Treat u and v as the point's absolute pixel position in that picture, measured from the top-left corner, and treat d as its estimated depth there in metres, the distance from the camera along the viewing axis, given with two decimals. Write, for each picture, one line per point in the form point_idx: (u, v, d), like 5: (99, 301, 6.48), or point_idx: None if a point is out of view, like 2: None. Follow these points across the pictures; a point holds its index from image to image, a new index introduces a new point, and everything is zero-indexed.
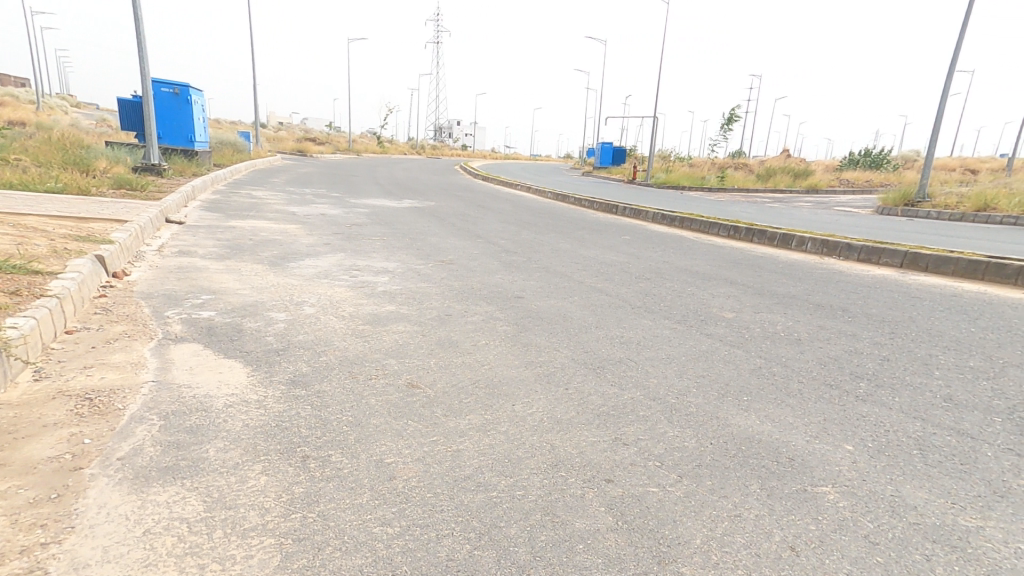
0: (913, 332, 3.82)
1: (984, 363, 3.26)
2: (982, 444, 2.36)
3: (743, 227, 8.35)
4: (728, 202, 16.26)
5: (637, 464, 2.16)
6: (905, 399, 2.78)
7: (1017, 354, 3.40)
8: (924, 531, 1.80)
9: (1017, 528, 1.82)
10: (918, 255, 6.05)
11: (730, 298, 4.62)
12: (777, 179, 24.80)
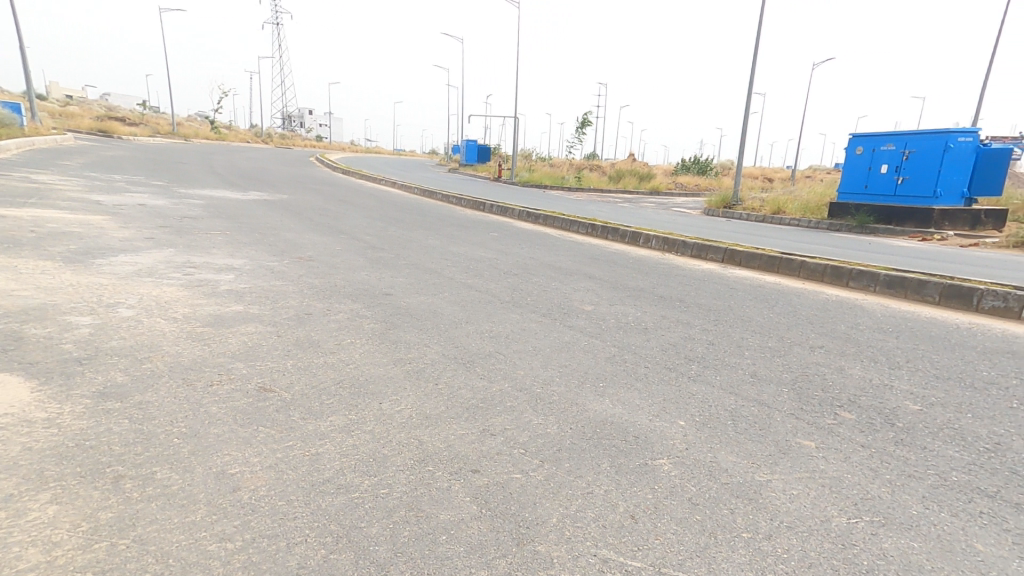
0: (733, 319, 4.42)
1: (781, 343, 3.88)
2: (774, 410, 2.82)
3: (599, 225, 9.00)
4: (585, 201, 17.42)
5: (503, 453, 2.22)
6: (724, 376, 3.22)
7: (802, 334, 4.11)
8: (733, 488, 2.10)
9: (793, 478, 2.21)
10: (735, 251, 6.97)
11: (589, 292, 4.94)
12: (626, 181, 27.18)
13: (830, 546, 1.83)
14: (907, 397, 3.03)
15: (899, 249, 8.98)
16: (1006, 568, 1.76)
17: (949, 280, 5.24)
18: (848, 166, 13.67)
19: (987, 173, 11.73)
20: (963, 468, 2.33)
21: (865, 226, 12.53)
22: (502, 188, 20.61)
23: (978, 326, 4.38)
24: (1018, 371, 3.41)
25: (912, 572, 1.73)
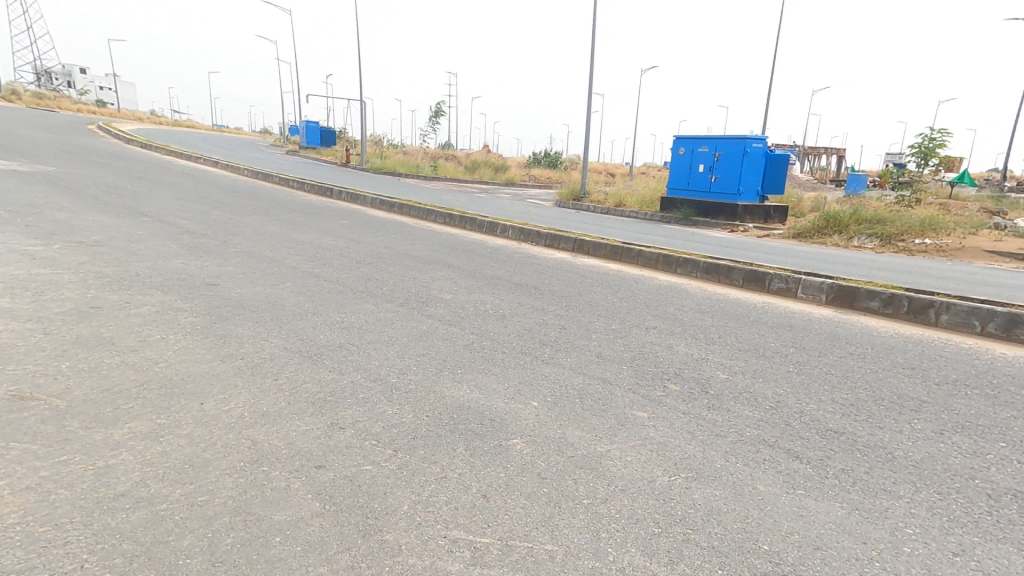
0: (581, 304, 4.76)
1: (622, 325, 4.27)
2: (614, 385, 3.12)
3: (457, 215, 9.06)
4: (443, 190, 17.40)
5: (353, 446, 2.17)
6: (573, 358, 3.46)
7: (638, 316, 4.57)
8: (576, 459, 2.29)
9: (627, 446, 2.47)
10: (583, 241, 7.48)
11: (448, 281, 4.97)
12: (482, 172, 27.76)
13: (653, 502, 2.08)
14: (718, 367, 3.54)
15: (714, 239, 10.34)
16: (780, 503, 2.16)
17: (750, 266, 6.16)
18: (675, 165, 15.33)
19: (773, 173, 13.87)
20: (755, 425, 2.79)
21: (688, 219, 14.27)
22: (354, 175, 19.70)
23: (769, 304, 5.23)
24: (798, 340, 4.15)
25: (713, 517, 2.04)
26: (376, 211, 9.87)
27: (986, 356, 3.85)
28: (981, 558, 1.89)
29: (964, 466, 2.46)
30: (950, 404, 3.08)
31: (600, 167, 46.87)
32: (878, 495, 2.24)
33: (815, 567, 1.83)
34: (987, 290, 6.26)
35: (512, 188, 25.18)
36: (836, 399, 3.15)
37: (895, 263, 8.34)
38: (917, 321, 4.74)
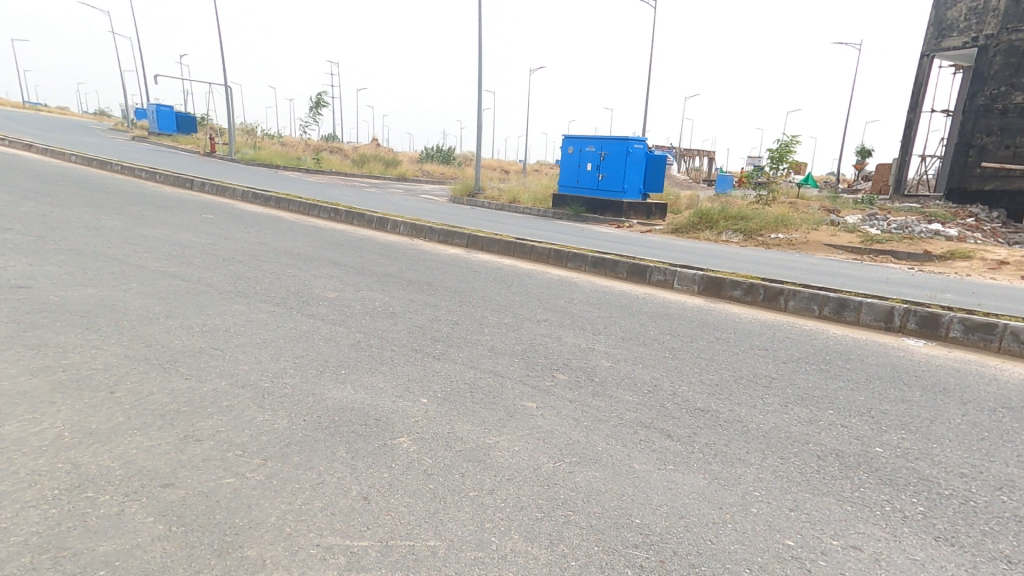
0: (474, 299, 4.79)
1: (515, 319, 4.36)
2: (505, 377, 3.19)
3: (343, 209, 8.71)
4: (328, 184, 16.63)
5: (211, 458, 2.02)
6: (466, 353, 3.48)
7: (530, 309, 4.69)
8: (463, 452, 2.31)
9: (515, 436, 2.53)
10: (477, 236, 7.54)
11: (333, 279, 4.76)
12: (372, 166, 27.00)
13: (537, 489, 2.15)
14: (603, 356, 3.74)
15: (602, 235, 10.88)
16: (653, 479, 2.34)
17: (633, 260, 6.57)
18: (565, 163, 15.95)
19: (653, 174, 14.76)
20: (633, 408, 2.99)
21: (578, 216, 14.92)
22: (226, 166, 18.17)
23: (650, 295, 5.61)
24: (673, 328, 4.50)
25: (593, 497, 2.15)
26: (250, 206, 9.18)
27: (823, 336, 4.44)
28: (813, 511, 2.18)
29: (804, 432, 2.82)
30: (794, 378, 3.52)
31: (493, 163, 47.43)
32: (734, 464, 2.50)
33: (680, 534, 2.00)
34: (826, 279, 7.20)
35: (403, 182, 24.71)
36: (704, 380, 3.47)
37: (756, 256, 9.33)
38: (770, 307, 5.33)
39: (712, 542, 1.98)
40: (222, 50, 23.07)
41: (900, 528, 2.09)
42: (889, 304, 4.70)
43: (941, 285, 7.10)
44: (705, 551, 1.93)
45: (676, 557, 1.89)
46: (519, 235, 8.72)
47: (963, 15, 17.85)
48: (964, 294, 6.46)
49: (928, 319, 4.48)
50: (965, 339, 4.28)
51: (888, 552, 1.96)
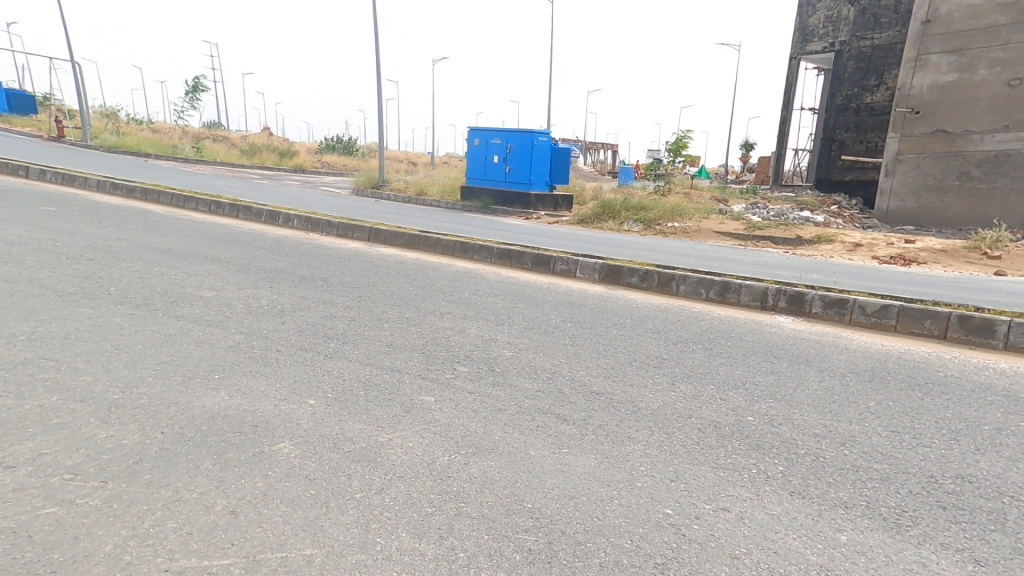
0: (373, 294, 4.65)
1: (417, 314, 4.28)
2: (403, 374, 3.12)
3: (226, 203, 8.15)
4: (211, 174, 15.42)
5: (28, 487, 1.84)
6: (361, 350, 3.36)
7: (434, 303, 4.62)
8: (352, 454, 2.23)
9: (410, 432, 2.49)
10: (380, 230, 7.34)
11: (210, 276, 4.43)
12: (263, 155, 25.49)
13: (429, 484, 2.12)
14: (505, 347, 3.75)
15: (510, 227, 11.01)
16: (546, 463, 2.35)
17: (537, 250, 6.69)
18: (472, 156, 15.96)
19: (559, 166, 15.22)
20: (533, 396, 2.99)
21: (488, 208, 15.00)
22: (89, 155, 16.31)
23: (553, 285, 5.75)
24: (575, 316, 4.63)
25: (486, 487, 2.15)
26: (109, 198, 8.31)
27: (708, 317, 4.77)
28: (690, 480, 2.24)
29: (687, 407, 2.90)
30: (682, 358, 3.68)
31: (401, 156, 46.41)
32: (623, 442, 2.53)
33: (567, 514, 2.01)
34: (714, 264, 7.75)
35: (299, 174, 23.53)
36: (600, 364, 3.56)
37: (654, 244, 9.86)
38: (664, 292, 5.65)
39: (598, 518, 2.00)
40: (63, 25, 20.38)
41: (762, 487, 2.18)
42: (764, 285, 5.13)
43: (811, 267, 7.88)
44: (591, 528, 1.94)
45: (563, 536, 1.89)
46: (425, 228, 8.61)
47: (822, 22, 19.88)
48: (827, 274, 7.20)
49: (796, 298, 4.92)
50: (826, 314, 4.75)
51: (751, 510, 2.04)
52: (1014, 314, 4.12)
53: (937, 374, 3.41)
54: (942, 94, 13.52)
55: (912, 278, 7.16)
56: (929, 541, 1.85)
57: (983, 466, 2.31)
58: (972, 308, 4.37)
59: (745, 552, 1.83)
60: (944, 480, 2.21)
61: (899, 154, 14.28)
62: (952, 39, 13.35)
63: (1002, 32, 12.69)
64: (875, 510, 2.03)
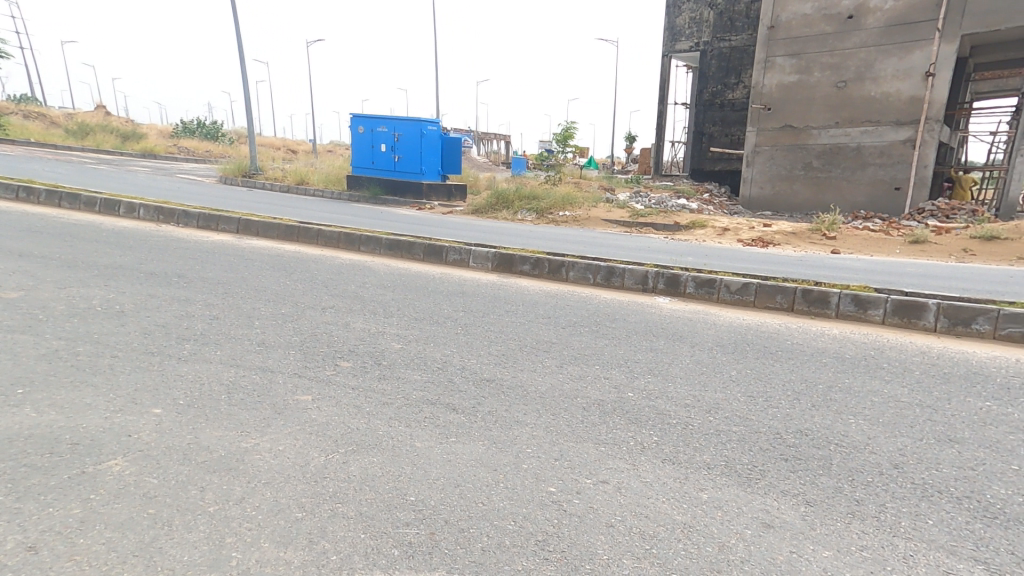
0: (242, 289, 4.32)
1: (294, 308, 4.04)
2: (277, 373, 2.93)
3: (40, 189, 7.26)
4: (35, 158, 13.41)
5: None
6: (225, 350, 3.10)
7: (315, 297, 4.38)
8: (208, 465, 2.06)
9: (281, 435, 2.32)
10: (249, 221, 6.83)
11: (20, 275, 3.90)
12: (99, 138, 22.61)
13: (302, 487, 2.00)
14: (393, 338, 3.60)
15: (402, 217, 10.72)
16: (431, 454, 2.28)
17: (428, 240, 6.56)
18: (357, 143, 15.22)
19: (450, 155, 15.04)
20: (421, 387, 2.89)
21: (376, 198, 14.54)
22: None
23: (445, 274, 5.67)
24: (466, 304, 4.57)
25: (366, 484, 2.06)
26: None
27: (594, 301, 4.96)
28: (574, 457, 2.28)
29: (574, 388, 2.96)
30: (570, 341, 3.75)
31: (282, 144, 43.41)
32: (511, 427, 2.51)
33: (451, 503, 1.97)
34: (601, 251, 8.10)
35: (150, 160, 21.27)
36: (492, 351, 3.49)
37: (547, 233, 10.12)
38: (555, 279, 5.80)
39: (483, 503, 1.97)
40: None
41: (639, 458, 2.29)
42: (645, 269, 5.43)
43: (688, 250, 8.51)
44: (475, 514, 1.92)
45: (446, 525, 1.85)
46: (308, 220, 8.12)
47: (687, 22, 21.22)
48: (701, 257, 7.80)
49: (673, 280, 5.27)
50: (698, 294, 5.14)
51: (627, 480, 2.13)
52: (847, 286, 4.71)
53: (787, 342, 3.82)
54: (788, 93, 15.18)
55: (769, 258, 8.01)
56: (773, 490, 2.06)
57: (818, 420, 2.61)
58: (815, 283, 4.93)
59: (620, 519, 1.90)
60: (787, 436, 2.47)
61: (756, 147, 15.87)
62: (792, 44, 14.99)
63: (829, 39, 14.47)
64: (732, 468, 2.21)
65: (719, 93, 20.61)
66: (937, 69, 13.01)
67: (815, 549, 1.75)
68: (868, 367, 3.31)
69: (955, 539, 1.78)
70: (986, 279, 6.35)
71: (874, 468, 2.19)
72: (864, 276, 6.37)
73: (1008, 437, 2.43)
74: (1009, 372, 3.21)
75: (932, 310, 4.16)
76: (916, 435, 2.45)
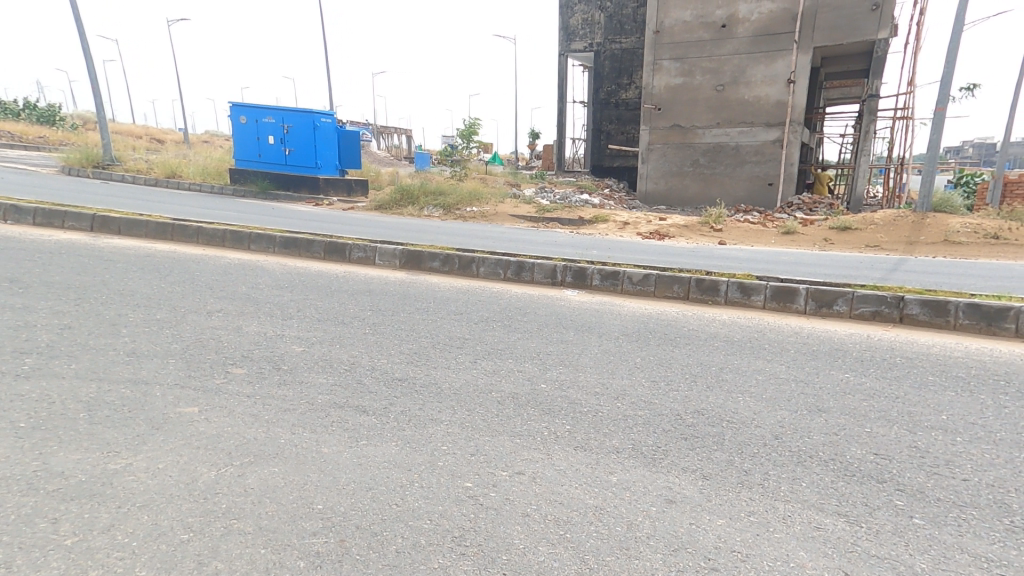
0: (104, 296, 3.96)
1: (172, 314, 3.72)
2: (154, 386, 2.69)
3: None
4: None
5: None
6: (83, 363, 2.88)
7: (199, 301, 4.06)
8: (66, 492, 1.91)
9: (161, 452, 2.18)
10: (107, 218, 6.32)
11: None
12: None
13: (187, 506, 1.88)
14: (294, 341, 3.41)
15: (299, 214, 10.16)
16: (340, 459, 2.20)
17: (329, 237, 6.30)
18: (239, 134, 14.17)
19: (347, 150, 14.63)
20: (328, 390, 2.77)
21: (266, 193, 13.73)
22: None
23: (349, 273, 5.46)
24: (373, 303, 4.43)
25: (265, 496, 1.95)
26: None
27: (505, 295, 5.02)
28: (490, 451, 2.30)
29: (489, 382, 2.99)
30: (483, 336, 3.77)
31: (154, 134, 39.25)
32: (426, 425, 2.49)
33: (363, 508, 1.91)
34: (509, 245, 8.20)
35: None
36: (403, 350, 3.43)
37: (454, 228, 10.08)
38: (465, 274, 5.80)
39: (398, 505, 1.94)
40: None
41: (552, 446, 2.36)
42: (553, 263, 5.58)
43: (590, 244, 8.86)
44: (389, 517, 1.88)
45: (357, 531, 1.80)
46: (190, 218, 7.46)
47: (580, 23, 21.94)
48: (603, 250, 8.14)
49: (579, 273, 5.47)
50: (603, 286, 5.38)
51: (542, 469, 2.19)
52: (733, 275, 5.14)
53: (682, 329, 4.11)
54: (675, 95, 16.26)
55: (664, 250, 8.55)
56: (675, 468, 2.21)
57: (713, 400, 2.84)
58: (706, 273, 5.34)
59: (535, 507, 1.95)
60: (687, 416, 2.66)
61: (649, 145, 16.84)
62: (676, 49, 16.04)
63: (708, 45, 15.66)
64: (638, 450, 2.35)
65: (613, 93, 21.59)
66: (796, 77, 14.49)
67: (711, 518, 1.91)
68: (753, 348, 3.64)
69: (824, 497, 2.02)
70: (843, 265, 7.22)
71: (759, 441, 2.42)
72: (746, 265, 6.99)
73: (863, 403, 2.79)
74: (863, 347, 3.69)
75: (803, 294, 4.66)
76: (793, 408, 2.74)
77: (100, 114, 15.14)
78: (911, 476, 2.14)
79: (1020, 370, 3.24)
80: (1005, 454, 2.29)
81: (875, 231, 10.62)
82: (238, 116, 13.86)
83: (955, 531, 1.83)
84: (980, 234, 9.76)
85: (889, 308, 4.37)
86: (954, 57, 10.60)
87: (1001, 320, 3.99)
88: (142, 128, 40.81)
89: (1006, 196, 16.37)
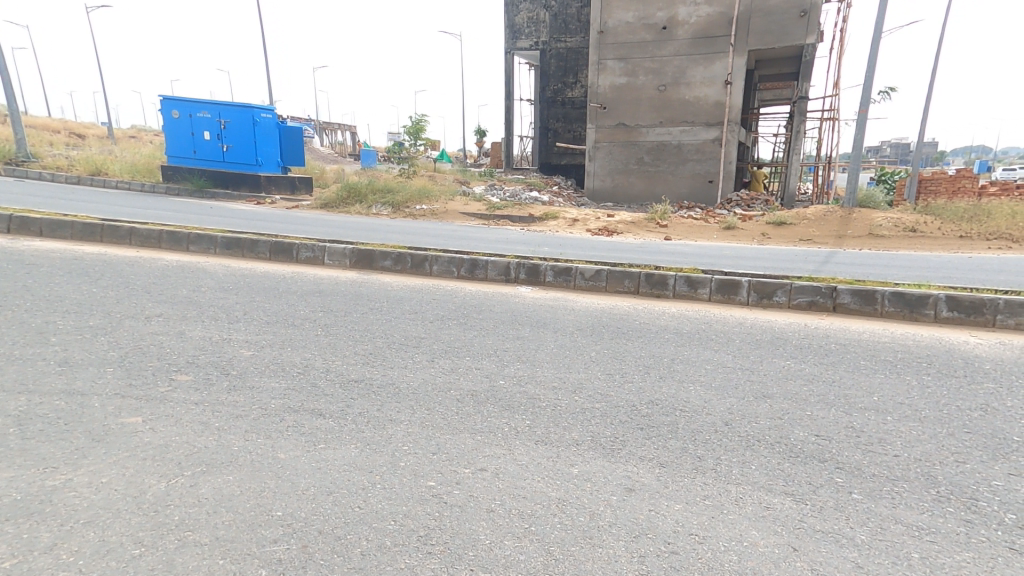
0: (27, 302, 3.67)
1: (106, 320, 3.50)
2: (91, 397, 2.52)
3: None
4: None
5: None
6: (8, 376, 2.66)
7: (136, 305, 3.83)
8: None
9: (103, 465, 2.05)
10: (26, 219, 5.85)
11: None
12: None
13: (136, 521, 1.78)
14: (242, 345, 3.28)
15: (239, 213, 9.73)
16: (298, 463, 2.14)
17: (275, 237, 6.07)
18: (170, 130, 13.40)
19: (291, 148, 14.08)
20: (281, 394, 2.68)
21: (202, 191, 13.07)
22: None
23: (297, 273, 5.29)
24: (326, 304, 4.31)
25: (221, 506, 1.87)
26: None
27: (459, 293, 5.00)
28: (451, 449, 2.30)
29: (447, 380, 2.98)
30: (439, 335, 3.74)
31: (73, 129, 36.56)
32: (386, 426, 2.45)
33: (325, 512, 1.87)
34: (461, 243, 8.16)
35: None
36: (357, 351, 3.36)
37: (404, 226, 9.92)
38: (419, 273, 5.73)
39: (360, 508, 1.90)
40: None
41: (514, 442, 2.38)
42: (507, 260, 5.60)
43: (542, 241, 8.94)
44: (352, 519, 1.84)
45: (320, 535, 1.76)
46: (119, 217, 7.00)
47: (526, 22, 22.07)
48: (555, 247, 8.23)
49: (533, 269, 5.51)
50: (557, 282, 5.45)
51: (504, 465, 2.20)
52: (680, 269, 5.33)
53: (634, 322, 4.23)
54: (619, 94, 16.63)
55: (613, 245, 8.74)
56: (633, 458, 2.28)
57: (665, 390, 2.94)
58: (654, 268, 5.50)
59: (500, 503, 1.97)
60: (642, 407, 2.74)
61: (596, 143, 17.15)
62: (620, 49, 16.40)
63: (649, 46, 16.09)
64: (597, 441, 2.41)
65: (560, 91, 21.86)
66: (733, 78, 15.13)
67: (669, 504, 1.98)
68: (701, 339, 3.80)
69: (772, 479, 2.14)
70: (779, 258, 7.62)
71: (710, 428, 2.53)
72: (692, 260, 7.25)
73: (803, 388, 2.97)
74: (802, 335, 3.91)
75: (746, 286, 4.89)
76: (740, 395, 2.88)
77: (12, 106, 14.02)
78: (849, 455, 2.30)
79: (939, 352, 3.54)
80: (930, 430, 2.50)
81: (807, 226, 11.26)
82: (168, 111, 13.10)
83: (889, 504, 1.99)
84: (900, 227, 10.55)
85: (823, 298, 4.65)
86: (874, 62, 11.35)
87: (922, 306, 4.33)
88: (60, 123, 37.96)
89: (921, 192, 17.73)
